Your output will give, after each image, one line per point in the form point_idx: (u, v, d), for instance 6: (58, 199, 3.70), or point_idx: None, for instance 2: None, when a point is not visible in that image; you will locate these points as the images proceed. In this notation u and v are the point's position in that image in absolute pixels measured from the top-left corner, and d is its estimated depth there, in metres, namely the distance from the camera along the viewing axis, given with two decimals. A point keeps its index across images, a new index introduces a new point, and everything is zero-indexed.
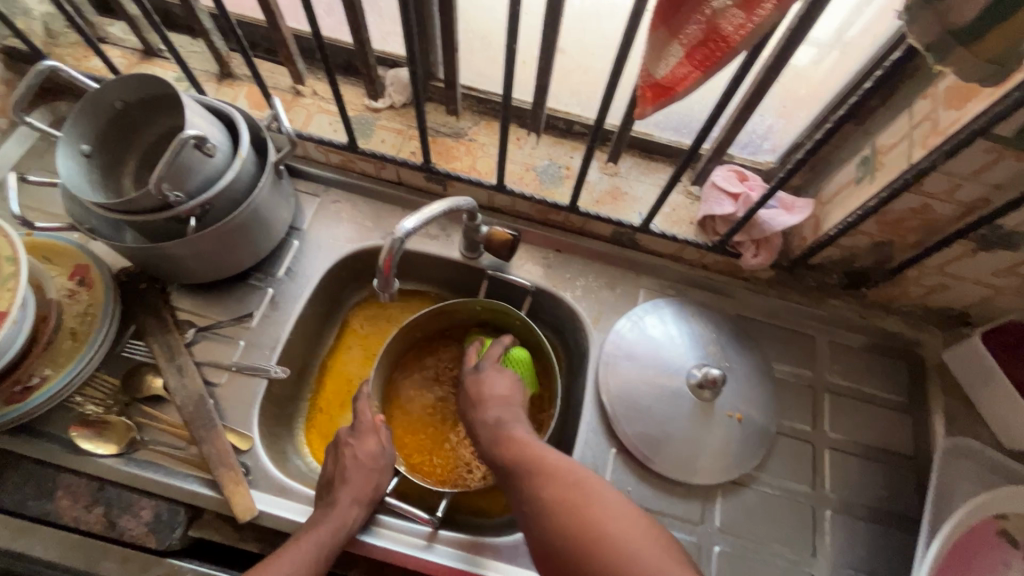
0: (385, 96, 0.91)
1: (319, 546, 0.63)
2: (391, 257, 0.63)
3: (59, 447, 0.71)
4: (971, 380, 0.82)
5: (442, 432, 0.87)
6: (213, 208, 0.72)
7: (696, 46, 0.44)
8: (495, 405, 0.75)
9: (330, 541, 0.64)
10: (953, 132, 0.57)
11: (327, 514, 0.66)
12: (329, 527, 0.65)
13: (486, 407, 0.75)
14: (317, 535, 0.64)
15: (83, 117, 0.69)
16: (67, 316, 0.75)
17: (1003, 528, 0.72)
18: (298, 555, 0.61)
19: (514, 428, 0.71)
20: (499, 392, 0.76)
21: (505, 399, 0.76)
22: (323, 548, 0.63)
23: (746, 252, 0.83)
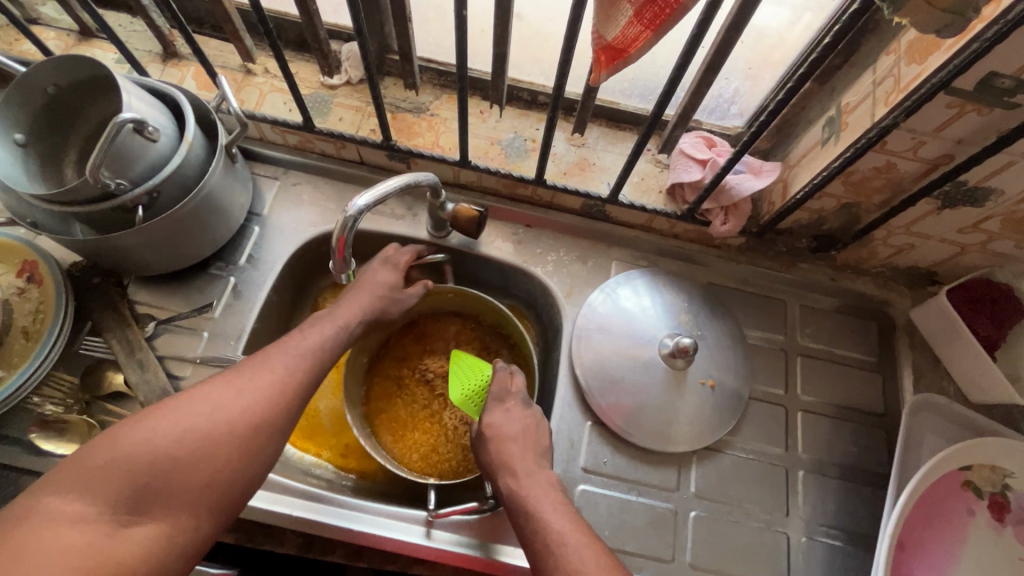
0: (341, 72, 0.87)
1: (294, 355, 0.61)
2: (344, 235, 0.61)
3: (19, 449, 0.69)
4: (937, 336, 0.83)
5: (430, 429, 0.85)
6: (163, 196, 0.69)
7: (645, 4, 0.42)
8: (516, 443, 0.68)
9: (309, 358, 0.62)
10: (914, 87, 0.55)
11: (309, 331, 0.65)
12: (310, 338, 0.64)
13: (503, 445, 0.68)
14: (296, 342, 0.63)
15: (13, 104, 0.65)
16: (17, 315, 0.72)
17: (968, 478, 0.74)
18: (271, 363, 0.60)
19: (515, 453, 0.67)
20: (519, 425, 0.70)
21: (525, 435, 0.69)
22: (299, 360, 0.61)
23: (715, 220, 0.82)
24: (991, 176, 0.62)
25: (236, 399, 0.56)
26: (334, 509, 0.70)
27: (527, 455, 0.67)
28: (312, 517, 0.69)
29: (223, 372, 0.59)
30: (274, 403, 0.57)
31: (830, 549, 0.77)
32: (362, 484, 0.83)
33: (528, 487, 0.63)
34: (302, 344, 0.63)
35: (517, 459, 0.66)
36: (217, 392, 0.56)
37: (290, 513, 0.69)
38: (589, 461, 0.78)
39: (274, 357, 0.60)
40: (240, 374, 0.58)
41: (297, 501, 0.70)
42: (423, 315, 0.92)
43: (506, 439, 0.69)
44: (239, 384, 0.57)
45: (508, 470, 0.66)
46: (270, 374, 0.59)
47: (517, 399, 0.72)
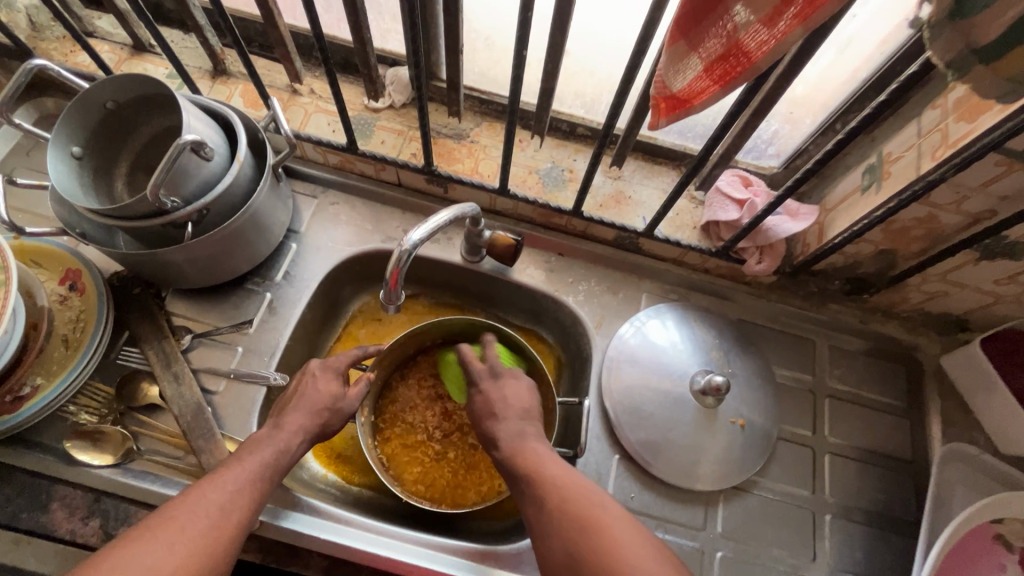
0: (385, 96, 0.89)
1: (255, 468, 0.60)
2: (399, 269, 0.62)
3: (53, 458, 0.69)
4: (968, 385, 0.83)
5: (451, 456, 0.85)
6: (210, 213, 0.70)
7: (715, 60, 0.43)
8: (505, 412, 0.71)
9: (248, 488, 0.58)
10: (964, 146, 0.56)
11: (249, 456, 0.61)
12: (253, 463, 0.60)
13: (492, 420, 0.70)
14: (236, 473, 0.58)
15: (73, 118, 0.67)
16: (58, 323, 0.73)
17: (999, 532, 0.73)
18: (202, 503, 0.55)
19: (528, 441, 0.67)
20: (512, 394, 0.72)
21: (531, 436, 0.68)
22: (248, 483, 0.59)
23: (750, 259, 0.83)
24: None
25: (171, 551, 0.51)
26: (359, 532, 0.70)
27: (512, 419, 0.70)
28: (339, 540, 0.69)
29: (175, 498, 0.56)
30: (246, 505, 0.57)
31: None
32: (387, 506, 0.83)
33: (562, 500, 0.59)
34: (241, 473, 0.59)
35: (502, 429, 0.69)
36: (147, 551, 0.50)
37: (318, 536, 0.69)
38: (616, 495, 0.78)
39: (204, 496, 0.55)
40: (171, 523, 0.53)
41: (325, 524, 0.70)
42: (448, 340, 0.91)
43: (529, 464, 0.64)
44: (207, 490, 0.56)
45: (515, 449, 0.66)
46: (205, 518, 0.54)
47: (484, 374, 0.76)
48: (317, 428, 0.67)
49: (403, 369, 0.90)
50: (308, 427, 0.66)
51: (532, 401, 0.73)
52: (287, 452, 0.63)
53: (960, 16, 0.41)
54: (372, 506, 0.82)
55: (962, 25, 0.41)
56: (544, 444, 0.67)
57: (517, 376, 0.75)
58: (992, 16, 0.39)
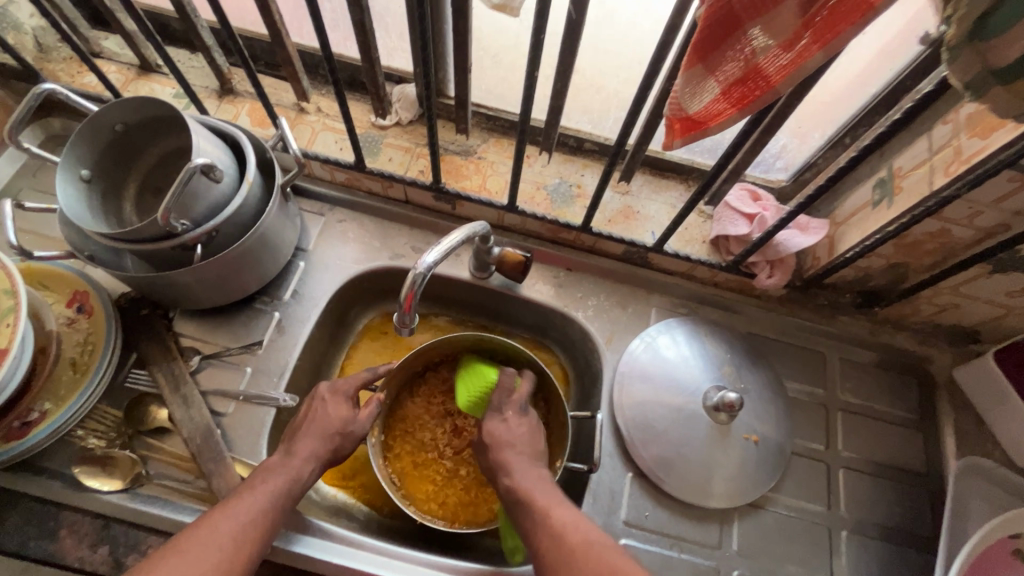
0: (392, 113, 0.89)
1: (269, 498, 0.59)
2: (413, 290, 0.62)
3: (61, 483, 0.68)
4: (982, 398, 0.82)
5: (461, 474, 0.84)
6: (220, 234, 0.69)
7: (732, 84, 0.43)
8: (513, 449, 0.70)
9: (261, 517, 0.58)
10: (978, 162, 0.56)
11: (263, 484, 0.60)
12: (266, 491, 0.60)
13: (509, 458, 0.69)
14: (247, 503, 0.58)
15: (82, 142, 0.67)
16: (66, 346, 0.72)
17: (1018, 548, 0.72)
18: (216, 534, 0.54)
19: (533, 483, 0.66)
20: (523, 433, 0.72)
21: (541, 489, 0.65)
22: (261, 512, 0.58)
23: (761, 272, 0.83)
24: None
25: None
26: (371, 555, 0.69)
27: (524, 460, 0.69)
28: (352, 563, 0.68)
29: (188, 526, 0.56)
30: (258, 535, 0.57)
31: None
32: (398, 526, 0.82)
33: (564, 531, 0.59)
34: (254, 503, 0.59)
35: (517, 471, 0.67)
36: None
37: (331, 561, 0.68)
38: (630, 513, 0.77)
39: (217, 527, 0.55)
40: (183, 556, 0.52)
41: (337, 547, 0.69)
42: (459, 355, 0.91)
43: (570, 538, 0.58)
44: (216, 521, 0.56)
45: (524, 491, 0.65)
46: (218, 550, 0.53)
47: (513, 407, 0.74)
48: (329, 450, 0.67)
49: (414, 385, 0.89)
50: (320, 452, 0.66)
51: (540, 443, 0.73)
52: (299, 481, 0.63)
53: (979, 38, 0.40)
54: (383, 527, 0.82)
55: (981, 47, 0.41)
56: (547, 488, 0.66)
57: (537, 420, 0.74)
58: (1011, 39, 0.39)
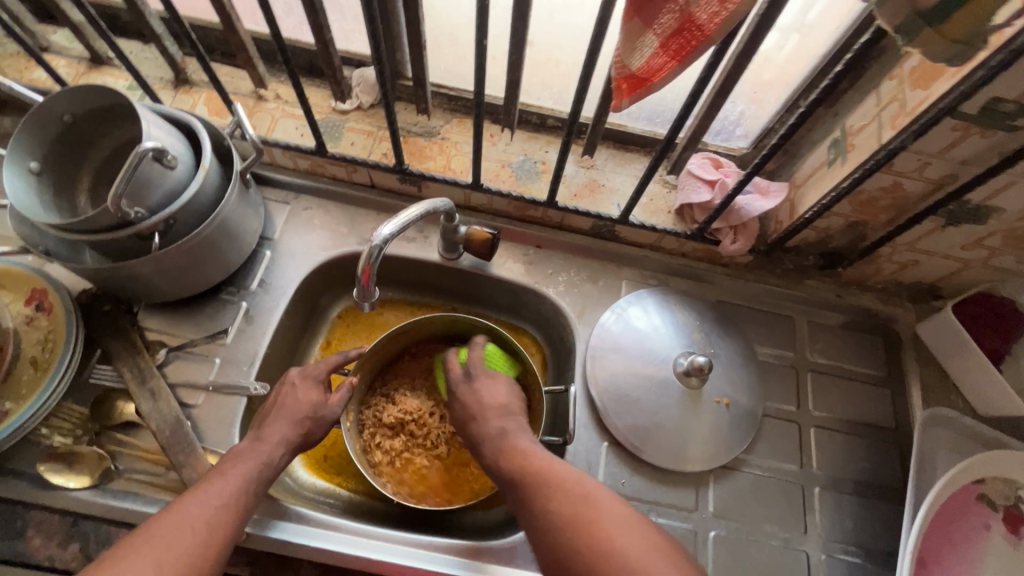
0: (352, 97, 0.89)
1: (240, 483, 0.59)
2: (371, 265, 0.62)
3: (26, 483, 0.67)
4: (944, 350, 0.84)
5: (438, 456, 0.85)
6: (177, 222, 0.68)
7: (670, 35, 0.44)
8: (489, 413, 0.71)
9: (233, 501, 0.57)
10: (920, 112, 0.58)
11: (232, 469, 0.60)
12: (236, 476, 0.59)
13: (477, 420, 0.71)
14: (220, 488, 0.57)
15: (29, 132, 0.65)
16: (25, 345, 0.71)
17: (982, 492, 0.74)
18: (188, 518, 0.54)
19: (517, 439, 0.67)
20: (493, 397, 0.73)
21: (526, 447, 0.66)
22: (232, 497, 0.57)
23: (725, 239, 0.84)
24: (994, 195, 0.64)
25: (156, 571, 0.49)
26: (347, 536, 0.69)
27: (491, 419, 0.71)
28: (328, 545, 0.68)
29: (158, 511, 0.55)
30: (231, 517, 0.56)
31: (849, 567, 0.77)
32: (377, 510, 0.82)
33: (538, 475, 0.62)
34: (226, 487, 0.58)
35: (489, 424, 0.70)
36: (131, 568, 0.49)
37: (307, 544, 0.68)
38: (607, 482, 0.78)
39: (189, 512, 0.54)
40: (156, 540, 0.51)
41: (314, 531, 0.69)
42: (434, 338, 0.91)
43: (551, 476, 0.61)
44: (188, 505, 0.55)
45: (502, 447, 0.67)
46: (191, 533, 0.53)
47: (461, 378, 0.76)
48: (301, 436, 0.66)
49: (391, 369, 0.89)
50: (289, 436, 0.65)
51: (514, 402, 0.74)
52: (270, 464, 0.62)
53: None
54: (363, 511, 0.81)
55: None
56: (525, 440, 0.68)
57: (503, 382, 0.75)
58: None
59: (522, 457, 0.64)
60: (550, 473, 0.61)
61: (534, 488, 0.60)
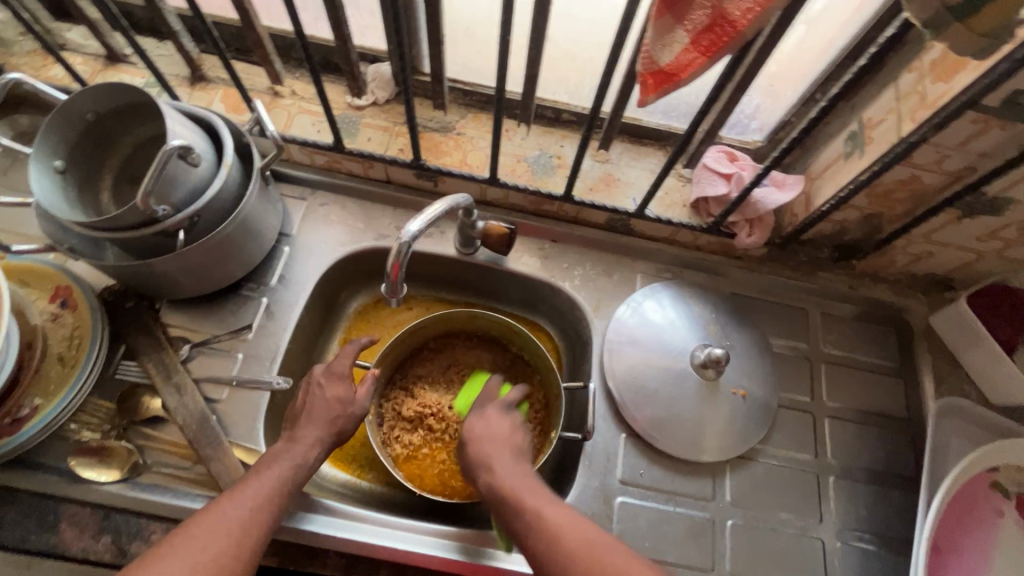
0: (368, 93, 0.89)
1: (276, 482, 0.60)
2: (399, 261, 0.63)
3: (58, 477, 0.68)
4: (957, 341, 0.85)
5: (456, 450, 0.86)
6: (201, 220, 0.69)
7: (701, 31, 0.45)
8: (497, 450, 0.69)
9: (267, 502, 0.58)
10: (942, 105, 0.58)
11: (268, 469, 0.61)
12: (272, 476, 0.61)
13: (485, 449, 0.69)
14: (254, 488, 0.59)
15: (54, 131, 0.66)
16: (52, 341, 0.72)
17: (995, 480, 0.76)
18: (223, 520, 0.55)
19: (513, 475, 0.66)
20: (503, 429, 0.72)
21: (522, 481, 0.65)
22: (267, 497, 0.59)
23: (740, 232, 0.85)
24: (1011, 187, 0.65)
25: (191, 573, 0.51)
26: (374, 528, 0.70)
27: (502, 454, 0.68)
28: (357, 537, 0.69)
29: (195, 513, 0.56)
30: (263, 518, 0.57)
31: (864, 553, 0.78)
32: (399, 502, 0.83)
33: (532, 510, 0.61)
34: (259, 488, 0.59)
35: (496, 463, 0.67)
36: (169, 568, 0.51)
37: (336, 536, 0.69)
38: (625, 472, 0.79)
39: (224, 514, 0.55)
40: (192, 541, 0.53)
41: (343, 523, 0.70)
42: (449, 334, 0.92)
43: (565, 538, 0.58)
44: (222, 507, 0.56)
45: (503, 484, 0.65)
46: (225, 536, 0.54)
47: (493, 406, 0.74)
48: (330, 432, 0.67)
49: (406, 365, 0.90)
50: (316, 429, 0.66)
51: (522, 440, 0.72)
52: (297, 457, 0.63)
53: None
54: (385, 502, 0.83)
55: None
56: (526, 477, 0.66)
57: (518, 420, 0.74)
58: None
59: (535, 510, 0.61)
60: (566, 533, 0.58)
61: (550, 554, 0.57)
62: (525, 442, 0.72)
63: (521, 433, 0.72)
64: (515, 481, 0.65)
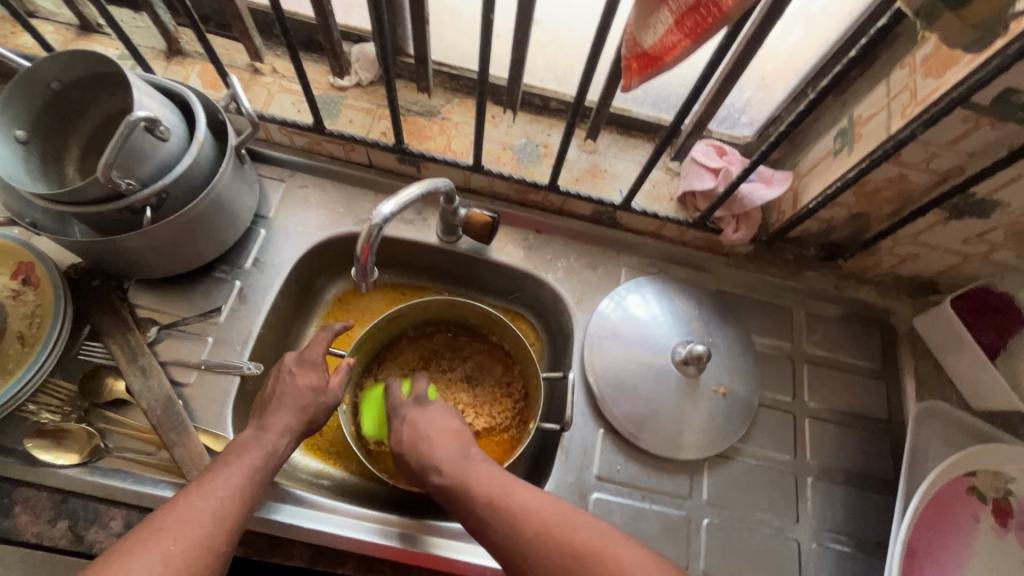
0: (351, 73, 0.87)
1: (245, 472, 0.58)
2: (369, 243, 0.61)
3: (13, 459, 0.66)
4: (940, 344, 0.84)
5: None
6: (170, 197, 0.66)
7: (685, 12, 0.43)
8: (438, 440, 0.66)
9: (239, 492, 0.57)
10: (932, 102, 0.57)
11: (236, 459, 0.59)
12: (240, 465, 0.59)
13: (428, 448, 0.65)
14: (225, 478, 0.57)
15: (16, 99, 0.63)
16: (12, 319, 0.69)
17: (973, 484, 0.75)
18: (196, 511, 0.53)
19: (468, 467, 0.63)
20: (442, 420, 0.69)
21: (476, 468, 0.63)
22: (236, 488, 0.57)
23: (727, 228, 0.83)
24: (999, 189, 0.64)
25: (166, 566, 0.49)
26: (349, 521, 0.69)
27: (446, 444, 0.66)
28: (331, 530, 0.68)
29: (166, 501, 0.54)
30: (237, 510, 0.56)
31: (839, 555, 0.77)
32: (374, 493, 0.81)
33: (487, 506, 0.59)
34: (232, 478, 0.57)
35: (442, 454, 0.64)
36: (140, 563, 0.49)
37: (310, 529, 0.67)
38: (602, 468, 0.78)
39: (194, 505, 0.53)
40: (163, 534, 0.51)
41: (312, 513, 0.69)
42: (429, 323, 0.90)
43: (530, 521, 0.57)
44: (194, 497, 0.54)
45: (460, 476, 0.62)
46: (199, 526, 0.52)
47: (409, 405, 0.72)
48: (300, 419, 0.65)
49: (386, 354, 0.89)
50: (285, 417, 0.64)
51: (458, 423, 0.70)
52: (263, 446, 0.61)
53: None
54: (358, 493, 0.81)
55: None
56: (483, 464, 0.64)
57: (441, 404, 0.72)
58: None
59: (493, 490, 0.60)
60: (541, 510, 0.57)
61: (518, 544, 0.56)
62: (463, 425, 0.69)
63: (460, 419, 0.71)
64: (474, 474, 0.62)
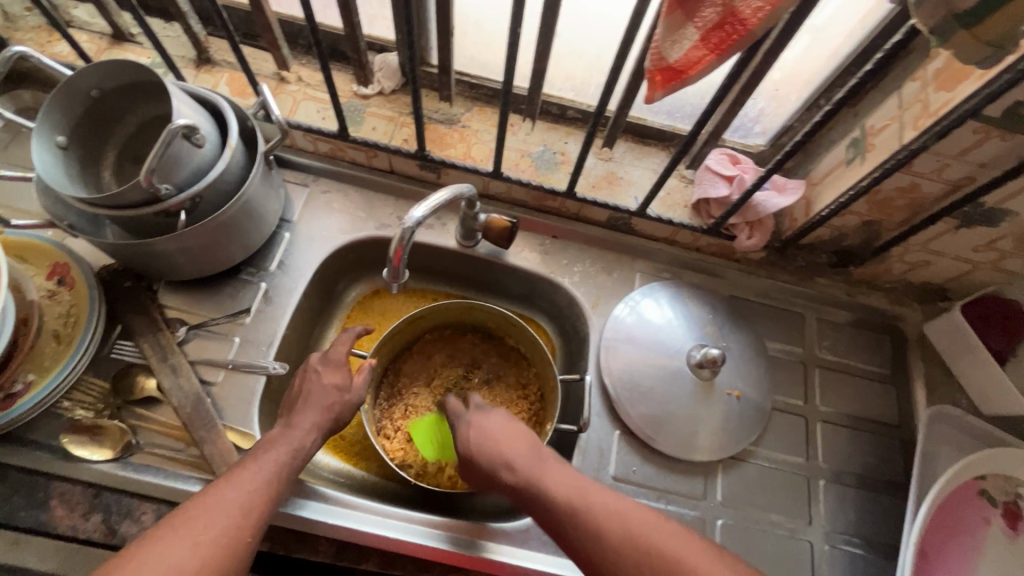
0: (374, 82, 0.89)
1: (274, 467, 0.60)
2: (402, 247, 0.63)
3: (49, 454, 0.68)
4: (950, 350, 0.85)
5: None
6: (203, 201, 0.69)
7: (711, 28, 0.45)
8: (502, 445, 0.66)
9: (266, 486, 0.58)
10: (945, 113, 0.59)
11: (264, 454, 0.61)
12: (269, 460, 0.60)
13: (495, 452, 0.65)
14: (254, 472, 0.58)
15: (58, 106, 0.65)
16: (48, 319, 0.72)
17: (983, 488, 0.76)
18: (225, 503, 0.55)
19: (538, 464, 0.63)
20: (507, 428, 0.68)
21: (545, 467, 0.63)
22: (265, 481, 0.58)
23: (741, 234, 0.85)
24: (1009, 198, 0.65)
25: (192, 553, 0.51)
26: (368, 516, 0.70)
27: (515, 450, 0.65)
28: (352, 525, 0.69)
29: (196, 492, 0.56)
30: (263, 503, 0.57)
31: (851, 557, 0.79)
32: (394, 493, 0.83)
33: (563, 505, 0.59)
34: (259, 472, 0.59)
35: (510, 456, 0.64)
36: (169, 550, 0.50)
37: (334, 524, 0.69)
38: (618, 469, 0.80)
39: (224, 497, 0.55)
40: (192, 522, 0.53)
41: (333, 509, 0.70)
42: (446, 326, 0.92)
43: (579, 498, 0.59)
44: (223, 490, 0.56)
45: (529, 477, 0.62)
46: (226, 517, 0.54)
47: (472, 412, 0.71)
48: (326, 417, 0.67)
49: (405, 356, 0.91)
50: (312, 415, 0.66)
51: (524, 429, 0.69)
52: (291, 443, 0.63)
53: None
54: (378, 492, 0.83)
55: None
56: (552, 463, 0.64)
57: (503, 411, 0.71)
58: None
59: (566, 495, 0.59)
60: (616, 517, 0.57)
61: (570, 517, 0.58)
62: (529, 431, 0.68)
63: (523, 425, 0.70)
64: (546, 471, 0.62)
